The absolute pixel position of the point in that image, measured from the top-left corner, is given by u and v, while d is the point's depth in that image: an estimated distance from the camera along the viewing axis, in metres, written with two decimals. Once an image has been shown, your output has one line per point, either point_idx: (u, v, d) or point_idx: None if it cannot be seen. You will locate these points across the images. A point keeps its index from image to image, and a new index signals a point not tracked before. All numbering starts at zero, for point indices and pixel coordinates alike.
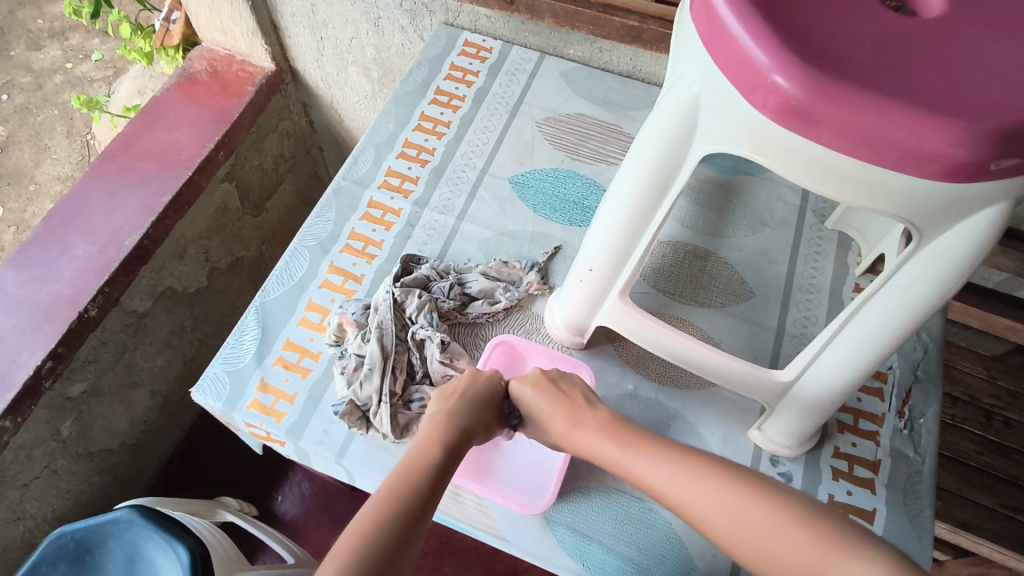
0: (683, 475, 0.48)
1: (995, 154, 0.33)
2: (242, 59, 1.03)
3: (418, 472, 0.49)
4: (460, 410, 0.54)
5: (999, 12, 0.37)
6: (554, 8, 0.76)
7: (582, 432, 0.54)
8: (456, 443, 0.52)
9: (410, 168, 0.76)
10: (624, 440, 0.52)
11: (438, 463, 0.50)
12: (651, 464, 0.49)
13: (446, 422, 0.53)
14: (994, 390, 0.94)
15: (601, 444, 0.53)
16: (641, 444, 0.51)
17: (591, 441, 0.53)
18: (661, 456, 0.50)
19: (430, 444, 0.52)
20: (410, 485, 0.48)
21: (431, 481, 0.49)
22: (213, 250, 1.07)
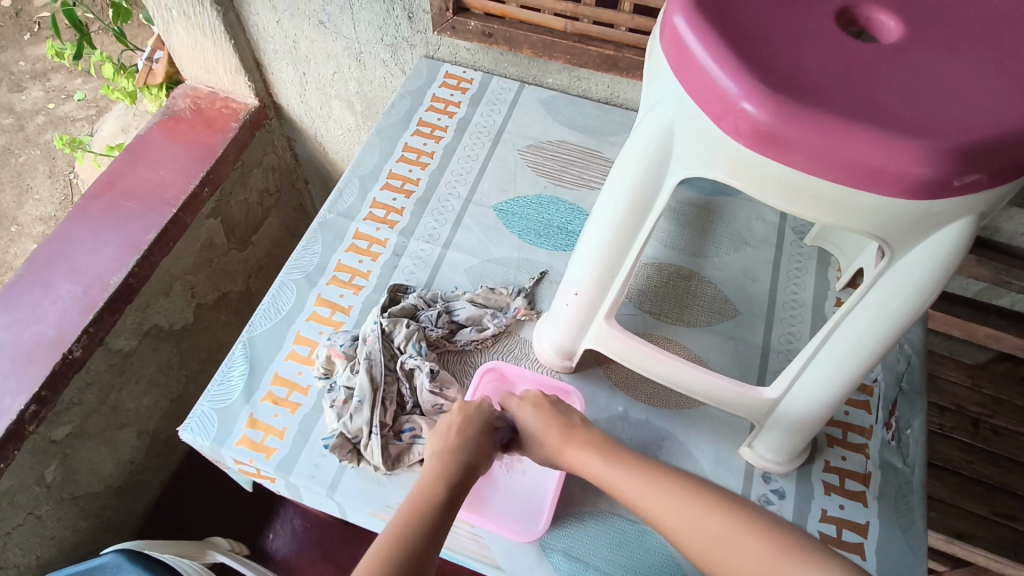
0: (653, 489, 0.49)
1: (959, 170, 0.34)
2: (226, 96, 1.05)
3: (419, 514, 0.49)
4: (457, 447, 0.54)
5: (953, 34, 0.39)
6: (532, 39, 0.78)
7: (571, 450, 0.54)
8: (455, 479, 0.52)
9: (395, 200, 0.77)
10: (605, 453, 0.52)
11: (437, 502, 0.50)
12: (626, 478, 0.50)
13: (444, 462, 0.53)
14: (980, 398, 0.94)
15: (583, 457, 0.53)
16: (620, 458, 0.52)
17: (576, 456, 0.54)
18: (638, 471, 0.50)
19: (428, 486, 0.51)
20: (411, 529, 0.48)
21: (432, 521, 0.49)
22: (200, 286, 1.06)
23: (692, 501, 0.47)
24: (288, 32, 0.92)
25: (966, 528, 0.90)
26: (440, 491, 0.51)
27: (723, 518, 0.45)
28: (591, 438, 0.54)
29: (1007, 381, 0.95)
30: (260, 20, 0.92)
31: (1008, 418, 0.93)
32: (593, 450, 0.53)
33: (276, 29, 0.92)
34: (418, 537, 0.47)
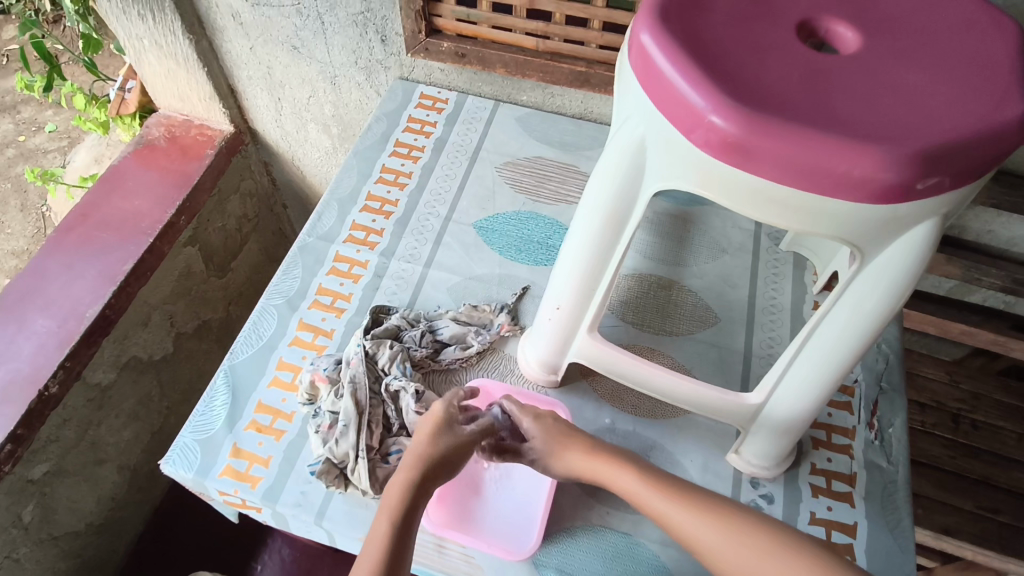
0: (685, 513, 0.48)
1: (921, 174, 0.35)
2: (200, 123, 1.04)
3: (379, 540, 0.47)
4: (413, 459, 0.52)
5: (909, 41, 0.40)
6: (505, 58, 0.79)
7: (598, 465, 0.54)
8: (413, 492, 0.51)
9: (374, 221, 0.77)
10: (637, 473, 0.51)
11: (395, 520, 0.48)
12: (659, 500, 0.49)
13: (403, 476, 0.51)
14: (960, 394, 0.95)
15: (613, 474, 0.52)
16: (650, 477, 0.51)
17: (603, 472, 0.53)
18: (671, 493, 0.49)
19: (387, 507, 0.50)
20: (371, 557, 0.46)
21: (392, 543, 0.47)
22: (179, 315, 1.05)
23: (726, 528, 0.46)
24: (261, 58, 0.92)
25: (953, 523, 0.91)
26: (398, 508, 0.49)
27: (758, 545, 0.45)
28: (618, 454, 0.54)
29: (984, 377, 0.97)
30: (233, 47, 0.92)
31: (987, 412, 0.94)
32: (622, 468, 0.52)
33: (248, 55, 0.92)
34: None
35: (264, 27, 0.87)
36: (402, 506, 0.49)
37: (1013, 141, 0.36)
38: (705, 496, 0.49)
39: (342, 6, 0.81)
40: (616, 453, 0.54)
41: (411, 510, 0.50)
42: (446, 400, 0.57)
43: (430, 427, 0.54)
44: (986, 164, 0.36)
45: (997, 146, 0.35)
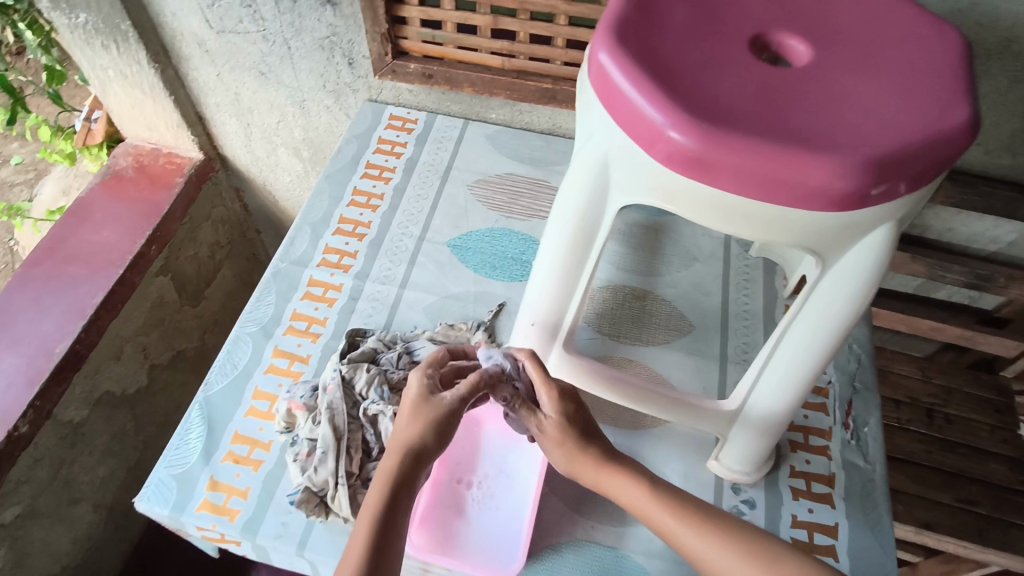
0: (711, 546, 0.45)
1: (875, 180, 0.36)
2: (168, 151, 1.03)
3: (363, 534, 0.44)
4: (398, 443, 0.49)
5: (858, 52, 0.41)
6: (472, 78, 0.80)
7: (613, 480, 0.50)
8: (399, 478, 0.47)
9: (348, 244, 0.77)
10: (658, 497, 0.47)
11: (379, 512, 0.45)
12: (683, 529, 0.46)
13: (389, 466, 0.47)
14: (931, 389, 0.98)
15: (632, 493, 0.48)
16: (673, 503, 0.47)
17: (619, 488, 0.49)
18: (695, 522, 0.46)
19: (371, 500, 0.46)
20: (354, 555, 0.43)
21: (375, 537, 0.44)
22: (152, 346, 1.04)
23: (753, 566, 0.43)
24: (228, 84, 0.92)
25: (931, 517, 0.91)
26: (382, 498, 0.46)
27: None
28: (639, 471, 0.50)
29: (954, 371, 0.99)
30: (200, 75, 0.91)
31: (959, 406, 0.96)
32: (642, 488, 0.48)
33: (216, 82, 0.92)
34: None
35: (231, 54, 0.87)
36: (386, 496, 0.46)
37: (960, 146, 0.37)
38: (733, 526, 0.45)
39: (307, 31, 0.81)
40: (636, 469, 0.50)
41: (395, 499, 0.46)
42: (422, 368, 0.52)
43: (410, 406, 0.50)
44: (936, 169, 0.37)
45: (945, 151, 0.37)
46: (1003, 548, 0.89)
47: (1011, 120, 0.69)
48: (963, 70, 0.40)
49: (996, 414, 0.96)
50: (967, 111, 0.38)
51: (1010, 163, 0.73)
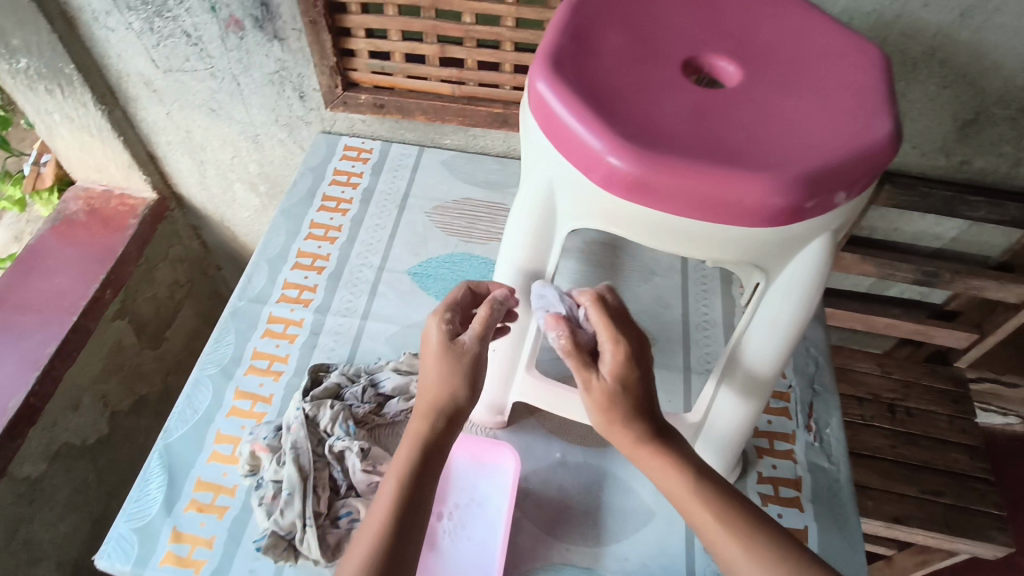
0: (737, 550, 0.40)
1: (807, 195, 0.37)
2: (121, 192, 1.01)
3: (384, 505, 0.42)
4: (427, 404, 0.45)
5: (785, 70, 0.43)
6: (423, 106, 0.81)
7: (651, 459, 0.45)
8: (428, 446, 0.44)
9: (307, 277, 0.76)
10: (695, 488, 0.43)
11: (403, 486, 0.43)
12: (713, 527, 0.41)
13: (418, 432, 0.45)
14: (892, 383, 1.01)
15: (669, 475, 0.44)
16: (710, 498, 0.42)
17: (654, 468, 0.45)
18: (727, 521, 0.41)
19: (397, 468, 0.44)
20: (372, 531, 0.41)
21: (397, 511, 0.42)
22: (112, 393, 1.02)
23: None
24: (178, 123, 0.90)
25: (900, 510, 0.93)
26: (408, 468, 0.43)
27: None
28: (683, 453, 0.45)
29: (912, 365, 1.02)
30: (149, 115, 0.90)
31: (919, 399, 0.99)
32: (681, 475, 0.43)
33: (166, 121, 0.91)
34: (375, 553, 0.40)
35: (179, 92, 0.86)
36: (413, 468, 0.43)
37: (884, 157, 0.39)
38: (770, 538, 0.40)
39: (256, 66, 0.81)
40: (681, 452, 0.45)
41: (423, 469, 0.44)
42: (440, 315, 0.47)
43: (434, 357, 0.46)
44: (863, 180, 0.39)
45: (870, 164, 0.38)
46: (968, 536, 0.91)
47: (942, 124, 0.73)
48: (883, 84, 0.42)
49: (954, 405, 0.99)
50: (888, 124, 0.40)
51: (946, 164, 0.77)
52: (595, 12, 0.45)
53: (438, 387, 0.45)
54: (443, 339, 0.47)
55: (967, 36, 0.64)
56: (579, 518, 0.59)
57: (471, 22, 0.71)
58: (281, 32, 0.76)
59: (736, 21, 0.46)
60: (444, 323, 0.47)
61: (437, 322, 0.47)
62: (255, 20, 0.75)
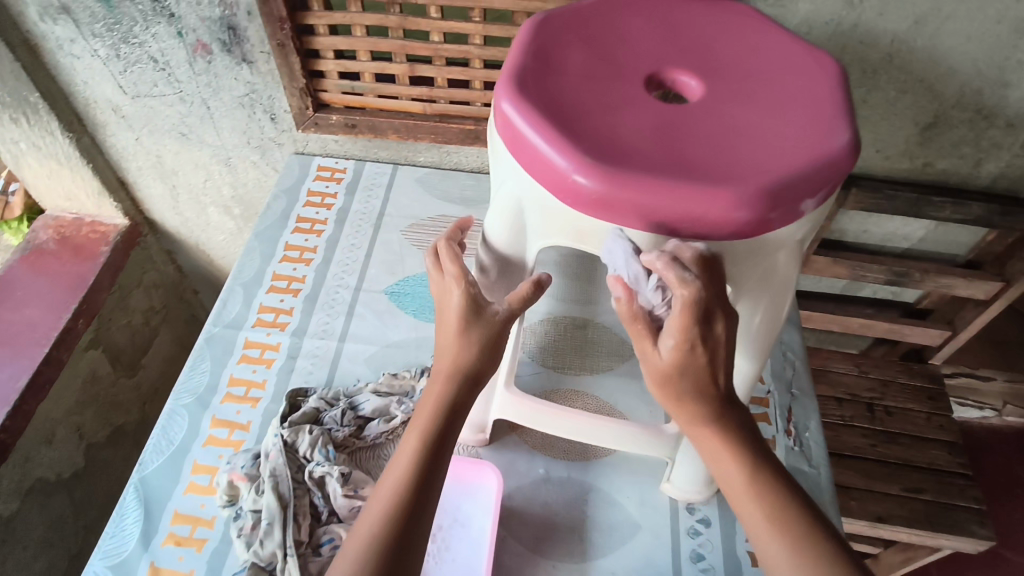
0: (782, 551, 0.38)
1: (770, 207, 0.38)
2: (92, 219, 0.99)
3: (406, 459, 0.43)
4: (449, 363, 0.45)
5: (745, 83, 0.43)
6: (395, 125, 0.81)
7: (710, 442, 0.41)
8: (450, 404, 0.44)
9: (283, 300, 0.76)
10: (750, 480, 0.40)
11: (426, 442, 0.43)
12: (760, 524, 0.39)
13: (442, 390, 0.45)
14: (869, 383, 1.02)
15: (725, 462, 0.41)
16: (766, 494, 0.40)
17: (710, 451, 0.42)
18: (778, 520, 0.39)
19: (420, 424, 0.44)
20: (392, 484, 0.42)
21: (419, 464, 0.42)
22: (88, 425, 1.01)
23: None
24: (149, 148, 0.89)
25: (883, 509, 0.93)
26: (431, 425, 0.44)
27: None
28: (745, 438, 0.41)
29: (888, 364, 1.04)
30: (118, 141, 0.88)
31: (897, 397, 1.01)
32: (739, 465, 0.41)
33: (136, 147, 0.89)
34: (396, 511, 0.40)
35: (148, 117, 0.84)
36: (436, 425, 0.44)
37: (843, 167, 0.39)
38: (822, 546, 0.38)
39: (225, 90, 0.80)
40: (745, 439, 0.41)
41: (446, 426, 0.44)
42: (464, 280, 0.45)
43: (458, 319, 0.45)
44: (824, 190, 0.39)
45: (830, 174, 0.39)
46: (950, 531, 0.92)
47: (904, 128, 0.74)
48: (841, 95, 0.43)
49: (930, 401, 1.01)
50: (847, 134, 0.40)
51: (910, 166, 0.79)
52: (558, 32, 0.46)
53: (460, 346, 0.45)
54: (466, 300, 0.45)
55: (923, 42, 0.66)
56: (565, 534, 0.59)
57: (440, 40, 0.72)
58: (249, 55, 0.75)
59: (698, 36, 0.47)
60: (466, 283, 0.45)
61: (458, 282, 0.45)
62: (223, 44, 0.75)
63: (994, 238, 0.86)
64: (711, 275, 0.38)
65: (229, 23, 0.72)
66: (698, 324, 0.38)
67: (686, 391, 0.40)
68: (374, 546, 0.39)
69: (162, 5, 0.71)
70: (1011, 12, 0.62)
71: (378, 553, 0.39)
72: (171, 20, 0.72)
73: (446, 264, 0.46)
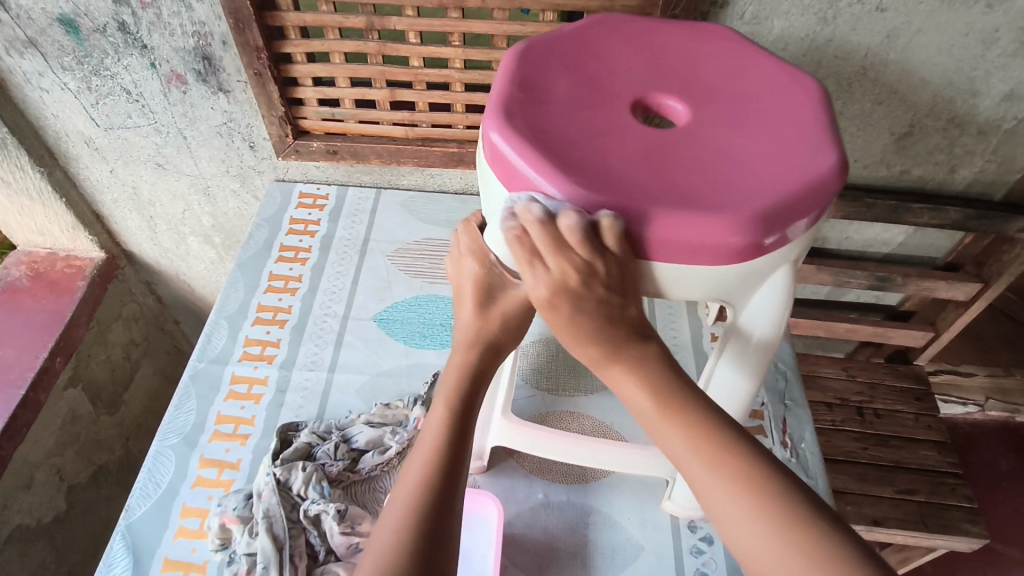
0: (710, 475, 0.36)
1: (764, 232, 0.38)
2: (66, 254, 0.96)
3: (433, 429, 0.41)
4: (470, 333, 0.44)
5: (729, 107, 0.44)
6: (376, 150, 0.80)
7: (618, 376, 0.40)
8: (473, 374, 0.43)
9: (269, 332, 0.74)
10: (660, 406, 0.39)
11: (454, 409, 0.42)
12: (681, 448, 0.38)
13: (463, 361, 0.44)
14: (857, 386, 1.03)
15: (634, 392, 0.39)
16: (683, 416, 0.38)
17: (617, 384, 0.40)
18: (698, 439, 0.37)
19: (444, 393, 0.43)
20: (423, 455, 0.40)
21: (449, 434, 0.41)
22: (68, 466, 0.99)
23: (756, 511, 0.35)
24: (124, 180, 0.87)
25: (878, 513, 0.94)
26: (456, 393, 0.42)
27: (789, 552, 0.33)
28: (651, 364, 0.40)
29: (874, 367, 1.05)
30: (91, 173, 0.86)
31: (884, 399, 1.02)
32: (647, 393, 0.39)
33: (110, 179, 0.87)
34: (430, 480, 0.39)
35: (122, 149, 0.82)
36: (461, 394, 0.42)
37: (832, 187, 0.40)
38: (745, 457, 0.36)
39: (202, 119, 0.78)
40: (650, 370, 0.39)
41: (472, 395, 0.43)
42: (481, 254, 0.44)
43: (473, 293, 0.44)
44: (815, 211, 0.40)
45: (820, 195, 0.39)
46: (943, 531, 0.93)
47: (880, 137, 0.76)
48: (824, 115, 0.44)
49: (917, 402, 1.03)
50: (834, 155, 0.41)
51: (887, 174, 0.80)
52: (541, 60, 0.46)
53: (480, 317, 0.44)
54: (484, 276, 0.44)
55: (896, 55, 0.67)
56: (567, 559, 0.58)
57: (420, 65, 0.72)
58: (225, 84, 0.74)
59: (679, 59, 0.47)
60: (485, 257, 0.45)
61: (475, 257, 0.45)
62: (198, 74, 0.73)
63: (971, 240, 0.88)
64: (543, 236, 0.38)
65: (204, 53, 0.71)
66: (541, 275, 0.39)
67: (575, 335, 0.39)
68: (412, 521, 0.37)
69: (134, 36, 0.69)
70: (978, 24, 0.64)
71: (417, 529, 0.37)
72: (143, 51, 0.71)
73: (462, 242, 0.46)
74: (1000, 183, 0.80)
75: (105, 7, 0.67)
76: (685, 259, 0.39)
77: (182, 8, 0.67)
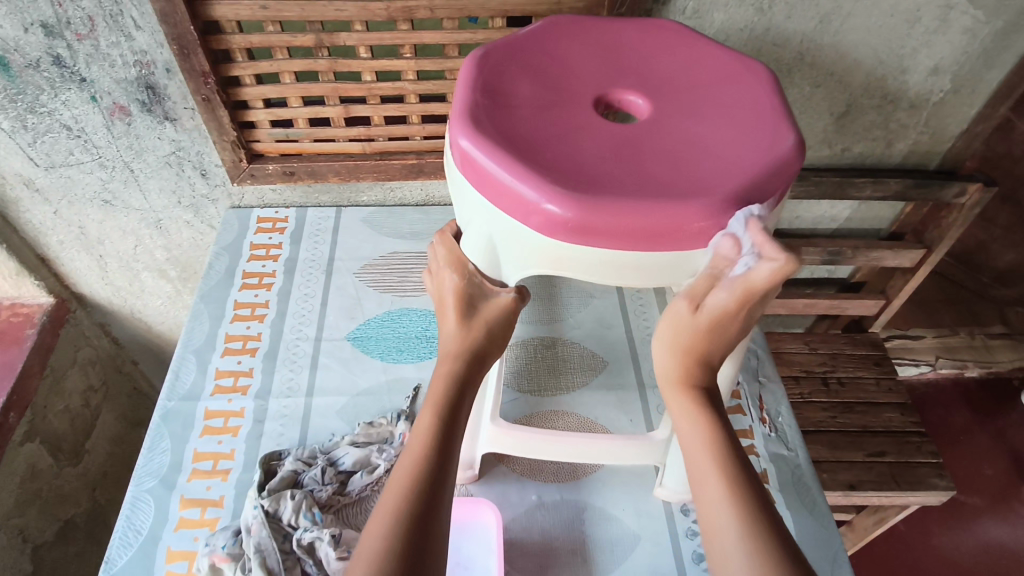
0: (726, 505, 0.39)
1: (736, 215, 0.39)
2: (12, 302, 0.92)
3: (422, 435, 0.41)
4: (458, 344, 0.44)
5: (686, 98, 0.45)
6: (335, 167, 0.79)
7: (684, 398, 0.45)
8: (459, 385, 0.43)
9: (240, 362, 0.72)
10: (710, 434, 0.43)
11: (441, 415, 0.42)
12: (711, 471, 0.41)
13: (449, 371, 0.44)
14: (820, 358, 1.08)
15: (691, 416, 0.44)
16: (714, 428, 0.43)
17: (682, 406, 0.45)
18: (725, 471, 0.41)
19: (431, 400, 0.43)
20: (409, 462, 0.40)
21: (437, 438, 0.41)
22: (31, 525, 0.95)
23: (741, 531, 0.38)
24: (70, 220, 0.83)
25: (853, 477, 0.98)
26: (444, 401, 0.42)
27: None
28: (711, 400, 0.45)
29: (834, 338, 1.10)
30: (33, 215, 0.82)
31: (846, 367, 1.07)
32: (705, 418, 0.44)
33: (55, 221, 0.83)
34: (415, 490, 0.38)
35: (66, 188, 0.79)
36: (449, 401, 0.42)
37: (793, 168, 0.42)
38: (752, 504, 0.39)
39: (148, 150, 0.76)
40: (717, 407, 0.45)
41: (460, 402, 0.43)
42: (461, 264, 0.45)
43: (456, 306, 0.45)
44: (778, 192, 0.41)
45: (783, 176, 0.41)
46: (914, 488, 0.98)
47: (822, 118, 0.79)
48: (777, 100, 0.45)
49: (876, 366, 1.08)
50: (791, 136, 0.42)
51: (830, 153, 0.85)
52: (500, 65, 0.46)
53: (464, 329, 0.44)
54: (463, 287, 0.45)
55: (829, 40, 0.71)
56: (567, 557, 0.59)
57: (372, 79, 0.71)
58: (172, 113, 0.72)
59: (632, 56, 0.49)
60: (463, 268, 0.45)
61: (454, 270, 0.46)
62: (142, 104, 0.71)
63: (911, 210, 0.94)
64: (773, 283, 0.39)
65: (147, 82, 0.69)
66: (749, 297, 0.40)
67: (678, 343, 0.45)
68: (399, 526, 0.36)
69: (71, 69, 0.67)
70: (902, 6, 0.68)
71: (405, 535, 0.36)
72: (82, 85, 0.68)
73: (440, 256, 0.47)
74: (932, 153, 0.85)
75: (36, 41, 0.64)
76: (661, 247, 0.40)
77: (121, 38, 0.65)
